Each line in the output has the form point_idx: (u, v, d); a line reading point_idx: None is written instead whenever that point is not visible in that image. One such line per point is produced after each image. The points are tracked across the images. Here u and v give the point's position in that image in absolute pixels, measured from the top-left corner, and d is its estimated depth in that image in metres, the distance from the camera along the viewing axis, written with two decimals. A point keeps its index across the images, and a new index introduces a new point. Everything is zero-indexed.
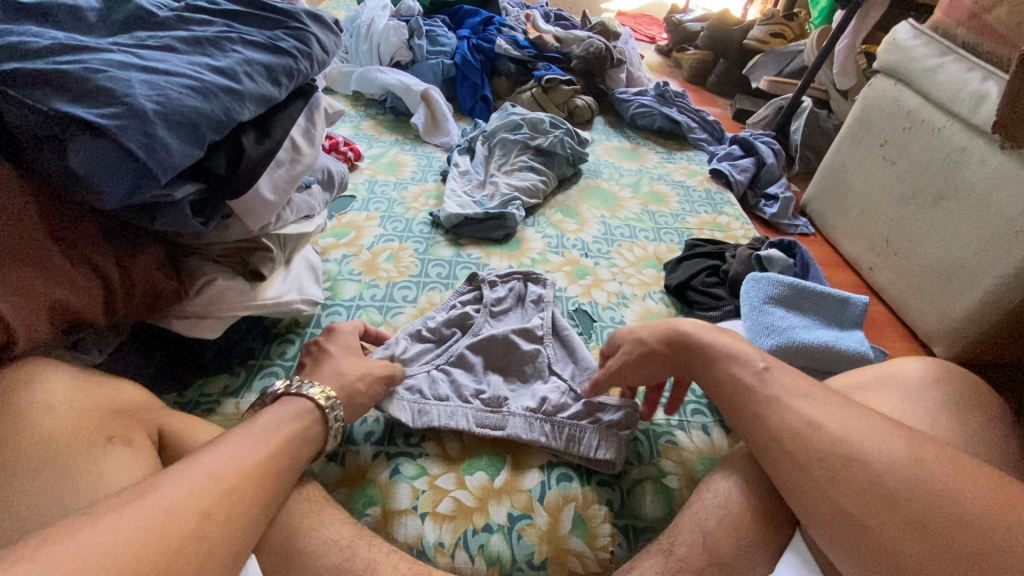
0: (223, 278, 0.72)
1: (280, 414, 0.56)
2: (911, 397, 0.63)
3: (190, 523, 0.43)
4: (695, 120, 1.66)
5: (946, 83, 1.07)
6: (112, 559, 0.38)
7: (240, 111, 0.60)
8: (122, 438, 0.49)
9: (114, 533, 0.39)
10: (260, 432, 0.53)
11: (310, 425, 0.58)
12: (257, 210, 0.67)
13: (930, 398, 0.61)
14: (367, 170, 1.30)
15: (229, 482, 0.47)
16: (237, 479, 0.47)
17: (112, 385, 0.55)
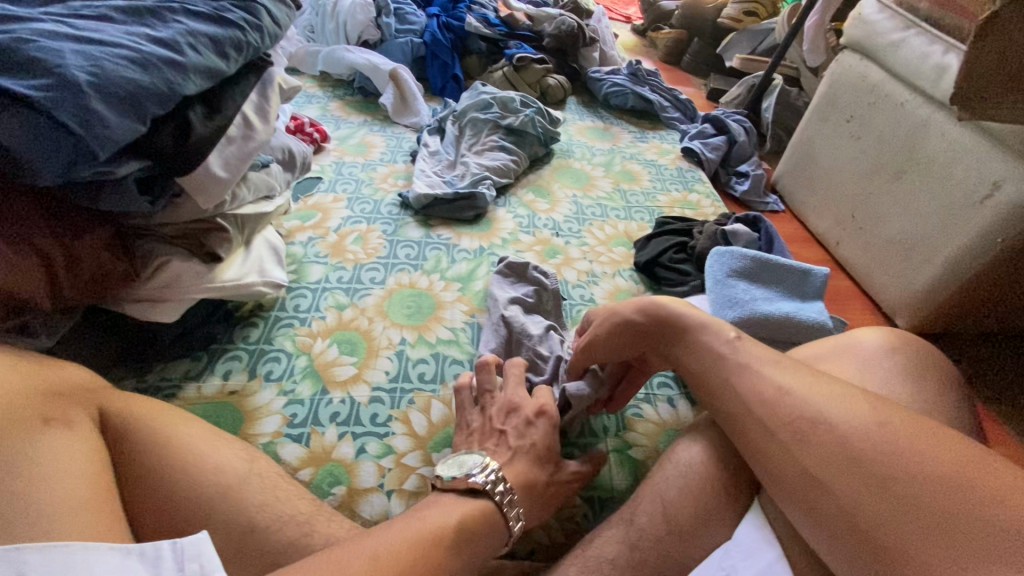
0: (177, 259, 0.70)
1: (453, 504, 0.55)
2: (865, 366, 0.64)
3: None
4: (667, 99, 1.65)
5: (909, 57, 1.08)
6: None
7: (185, 84, 0.57)
8: (61, 420, 0.49)
9: None
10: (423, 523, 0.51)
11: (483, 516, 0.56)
12: (207, 187, 0.65)
13: (883, 367, 0.63)
14: (334, 152, 1.28)
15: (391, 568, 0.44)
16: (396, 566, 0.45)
17: (52, 369, 0.54)
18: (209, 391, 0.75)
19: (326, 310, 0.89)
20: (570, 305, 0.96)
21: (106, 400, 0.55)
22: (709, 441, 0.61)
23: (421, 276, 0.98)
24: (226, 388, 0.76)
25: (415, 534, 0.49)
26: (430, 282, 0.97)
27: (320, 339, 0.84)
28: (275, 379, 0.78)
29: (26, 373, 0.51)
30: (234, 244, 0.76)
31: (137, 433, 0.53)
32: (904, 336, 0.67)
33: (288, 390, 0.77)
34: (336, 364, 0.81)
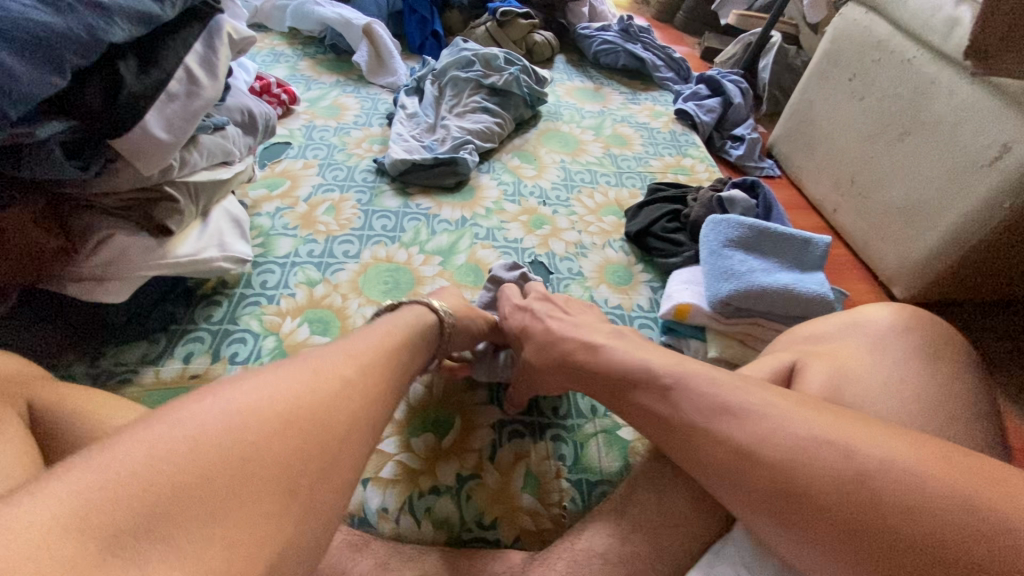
0: (122, 233, 0.63)
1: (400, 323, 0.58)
2: (873, 349, 0.60)
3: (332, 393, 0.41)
4: (660, 58, 1.56)
5: (917, 10, 1.01)
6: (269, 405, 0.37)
7: (111, 30, 0.49)
8: None
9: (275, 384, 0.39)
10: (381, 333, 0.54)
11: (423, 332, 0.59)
12: (149, 153, 0.57)
13: (891, 350, 0.59)
14: (305, 114, 1.19)
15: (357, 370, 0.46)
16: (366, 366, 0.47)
17: None
18: (168, 375, 0.70)
19: (296, 286, 0.83)
20: (558, 279, 0.91)
21: (39, 391, 0.49)
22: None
23: (399, 248, 0.92)
24: (187, 371, 0.70)
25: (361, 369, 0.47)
26: (409, 255, 0.91)
27: (290, 317, 0.79)
28: (241, 361, 0.73)
29: None
30: (187, 216, 0.69)
31: (73, 426, 0.47)
32: (912, 317, 0.64)
33: (255, 372, 0.72)
34: (307, 345, 0.76)
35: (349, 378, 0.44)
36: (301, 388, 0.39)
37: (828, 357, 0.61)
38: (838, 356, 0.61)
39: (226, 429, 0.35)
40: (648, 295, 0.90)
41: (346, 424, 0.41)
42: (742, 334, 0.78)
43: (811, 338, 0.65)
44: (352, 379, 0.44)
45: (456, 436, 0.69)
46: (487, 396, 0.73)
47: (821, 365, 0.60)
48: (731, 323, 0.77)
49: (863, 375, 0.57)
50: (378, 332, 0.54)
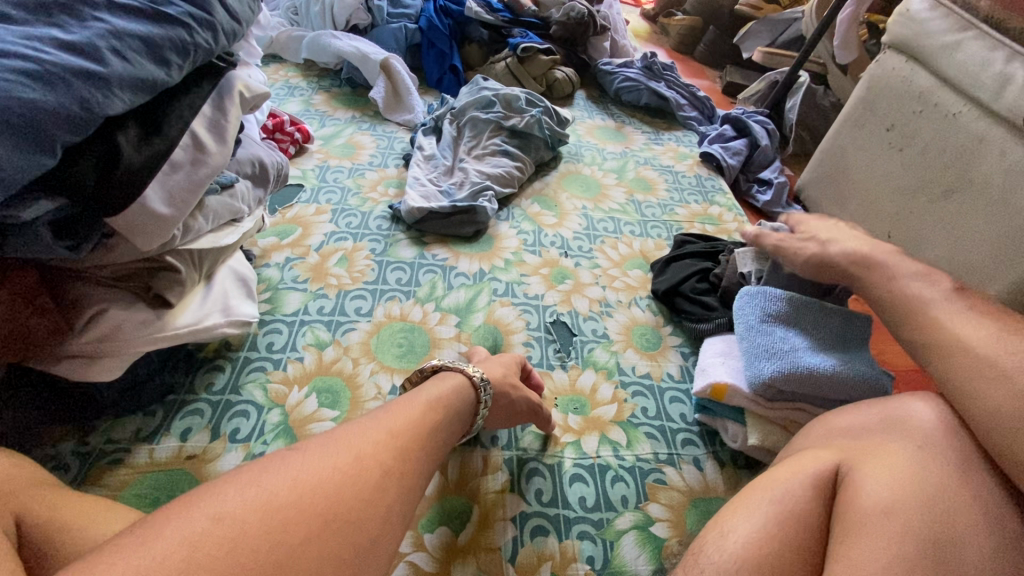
0: (116, 308, 0.58)
1: (439, 388, 0.58)
2: (923, 451, 0.51)
3: (377, 472, 0.44)
4: (684, 96, 1.52)
5: (964, 64, 0.96)
6: (311, 487, 0.41)
7: (110, 102, 0.45)
8: None
9: (324, 463, 0.43)
10: (425, 398, 0.55)
11: (461, 397, 0.59)
12: (147, 229, 0.52)
13: (947, 453, 0.51)
14: (318, 153, 1.15)
15: (404, 437, 0.48)
16: (411, 437, 0.49)
17: None
18: (162, 456, 0.64)
19: (304, 349, 0.78)
20: (581, 342, 0.85)
21: (25, 503, 0.43)
22: (732, 564, 0.47)
23: (414, 306, 0.87)
24: (183, 451, 0.65)
25: (400, 429, 0.49)
26: (424, 313, 0.86)
27: (297, 387, 0.73)
28: (241, 440, 0.67)
29: None
30: (189, 284, 0.64)
31: (55, 543, 0.41)
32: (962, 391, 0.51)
33: (256, 452, 0.66)
34: (313, 419, 0.70)
35: (395, 447, 0.47)
36: (332, 470, 0.42)
37: (879, 457, 0.51)
38: (884, 455, 0.51)
39: (270, 509, 0.39)
40: (679, 363, 0.84)
41: (387, 503, 0.44)
42: (785, 420, 0.71)
43: (848, 432, 0.56)
44: (395, 449, 0.47)
45: (473, 531, 0.62)
46: (507, 481, 0.67)
47: (873, 470, 0.50)
48: (773, 407, 0.70)
49: (913, 482, 0.48)
50: (423, 396, 0.55)
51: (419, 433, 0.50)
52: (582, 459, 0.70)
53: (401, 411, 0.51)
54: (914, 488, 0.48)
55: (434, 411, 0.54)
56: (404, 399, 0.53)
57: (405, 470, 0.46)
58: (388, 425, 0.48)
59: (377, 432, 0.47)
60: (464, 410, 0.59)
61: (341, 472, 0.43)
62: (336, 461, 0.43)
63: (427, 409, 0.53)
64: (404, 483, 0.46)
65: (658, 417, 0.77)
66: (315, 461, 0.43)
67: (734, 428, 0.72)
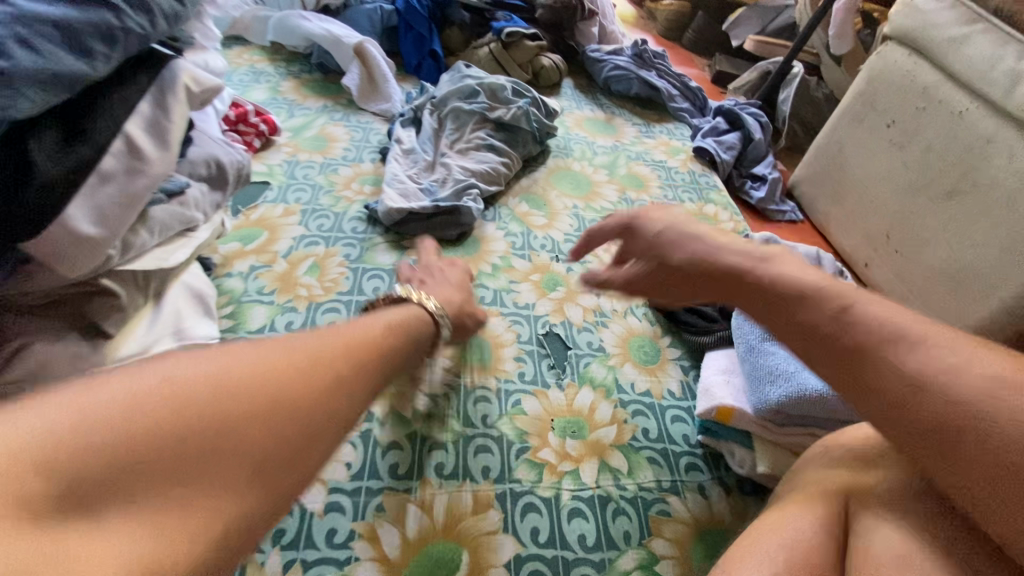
0: (45, 340, 0.49)
1: (402, 315, 0.54)
2: None
3: (319, 379, 0.39)
4: (675, 86, 1.45)
5: (974, 59, 0.92)
6: (241, 382, 0.35)
7: (14, 104, 0.37)
8: None
9: (259, 357, 0.38)
10: (384, 321, 0.51)
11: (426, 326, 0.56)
12: (75, 255, 0.43)
13: None
14: (286, 147, 1.05)
15: (355, 351, 0.43)
16: (364, 353, 0.44)
17: None
18: None
19: None
20: (576, 357, 0.79)
21: None
22: None
23: None
24: None
25: (356, 339, 0.44)
26: None
27: None
28: None
29: None
30: (132, 308, 0.56)
31: None
32: None
33: None
34: None
35: (345, 356, 0.42)
36: (270, 363, 0.38)
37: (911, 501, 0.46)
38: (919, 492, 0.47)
39: (184, 391, 0.33)
40: (679, 379, 0.79)
41: (323, 413, 0.38)
42: (796, 446, 0.66)
43: (857, 457, 0.51)
44: (345, 357, 0.42)
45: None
46: (500, 521, 0.61)
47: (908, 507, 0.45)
48: (784, 433, 0.65)
49: (940, 520, 0.43)
50: (382, 318, 0.51)
51: (375, 349, 0.45)
52: (581, 491, 0.65)
53: (355, 326, 0.47)
54: (941, 526, 0.43)
55: (391, 332, 0.50)
56: (361, 321, 0.49)
57: (349, 383, 0.41)
58: (337, 335, 0.43)
59: (326, 338, 0.43)
60: (425, 332, 0.56)
61: (275, 369, 0.37)
62: (280, 365, 0.38)
63: (390, 332, 0.49)
64: (350, 395, 0.41)
65: (659, 440, 0.71)
66: (249, 354, 0.38)
67: (742, 453, 0.68)
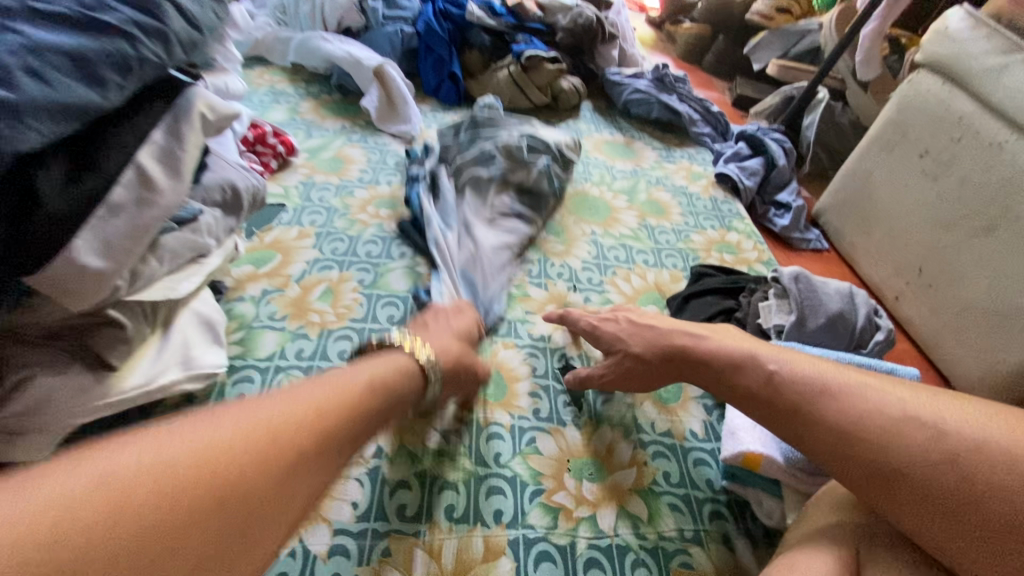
0: (48, 372, 0.48)
1: (380, 368, 0.50)
2: None
3: (274, 454, 0.36)
4: (697, 110, 1.43)
5: (1013, 90, 0.88)
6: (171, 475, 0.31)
7: (23, 135, 0.35)
8: None
9: (206, 433, 0.34)
10: (350, 382, 0.46)
11: (408, 381, 0.52)
12: (81, 289, 0.42)
13: None
14: (303, 168, 1.04)
15: (327, 420, 0.41)
16: (333, 423, 0.41)
17: None
18: None
19: None
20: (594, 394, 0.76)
21: None
22: None
23: None
24: None
25: (331, 398, 0.43)
26: None
27: None
28: None
29: None
30: (140, 338, 0.54)
31: None
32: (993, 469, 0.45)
33: None
34: None
35: (297, 442, 0.38)
36: (223, 435, 0.35)
37: None
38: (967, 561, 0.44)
39: (120, 494, 0.29)
40: (702, 419, 0.75)
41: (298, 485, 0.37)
42: None
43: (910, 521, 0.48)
44: (309, 430, 0.39)
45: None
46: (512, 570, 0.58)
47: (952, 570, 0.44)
48: (816, 483, 0.62)
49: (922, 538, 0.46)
50: (357, 376, 0.47)
51: (342, 421, 0.42)
52: (598, 539, 0.61)
53: (327, 384, 0.44)
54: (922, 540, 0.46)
55: (365, 394, 0.46)
56: (318, 385, 0.44)
57: (309, 460, 0.38)
58: (301, 400, 0.41)
59: (280, 410, 0.39)
60: (401, 398, 0.51)
61: (209, 450, 0.34)
62: (230, 448, 0.34)
63: (375, 383, 0.48)
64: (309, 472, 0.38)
65: (682, 485, 0.68)
66: (197, 429, 0.35)
67: (770, 504, 0.63)
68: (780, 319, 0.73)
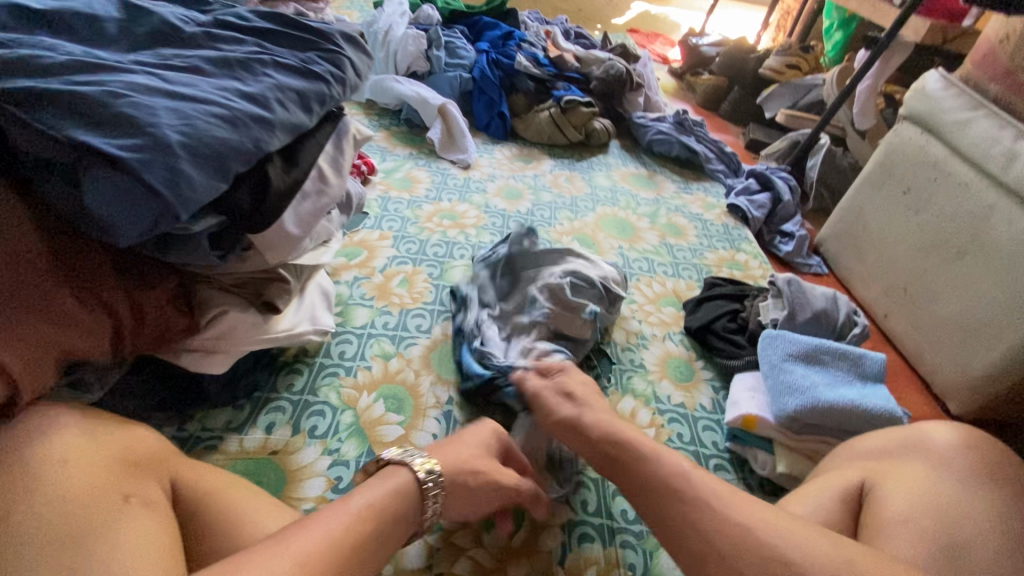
0: (234, 310, 0.67)
1: (373, 491, 0.53)
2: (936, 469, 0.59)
3: None
4: (712, 150, 1.63)
5: (976, 140, 1.06)
6: None
7: (270, 140, 0.54)
8: (138, 497, 0.46)
9: None
10: (349, 512, 0.49)
11: (409, 501, 0.55)
12: (279, 245, 0.62)
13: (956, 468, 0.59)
14: (380, 185, 1.26)
15: (317, 559, 0.44)
16: (323, 557, 0.44)
17: (124, 433, 0.51)
18: (251, 445, 0.72)
19: (372, 359, 0.86)
20: (621, 371, 0.92)
21: (177, 469, 0.52)
22: None
23: None
24: (268, 443, 0.72)
25: (334, 540, 0.46)
26: None
27: (366, 392, 0.81)
28: (319, 436, 0.75)
29: (108, 440, 0.49)
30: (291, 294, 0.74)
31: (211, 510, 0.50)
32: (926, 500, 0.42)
33: (333, 449, 0.74)
34: (382, 423, 0.78)
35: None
36: None
37: (902, 477, 0.58)
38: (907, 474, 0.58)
39: None
40: (711, 396, 0.91)
41: None
42: (811, 451, 0.77)
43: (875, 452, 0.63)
44: (305, 570, 0.42)
45: (527, 534, 0.69)
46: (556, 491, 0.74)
47: (893, 483, 0.58)
48: (800, 439, 0.77)
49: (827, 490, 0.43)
50: (354, 506, 0.50)
51: (342, 556, 0.45)
52: None
53: (338, 521, 0.48)
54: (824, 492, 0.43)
55: (363, 523, 0.49)
56: (320, 519, 0.48)
57: None
58: (297, 546, 0.44)
59: (279, 561, 0.42)
60: (399, 520, 0.54)
61: None
62: None
63: (371, 509, 0.51)
64: None
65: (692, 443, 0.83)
66: None
67: (764, 457, 0.78)
68: (776, 313, 0.93)
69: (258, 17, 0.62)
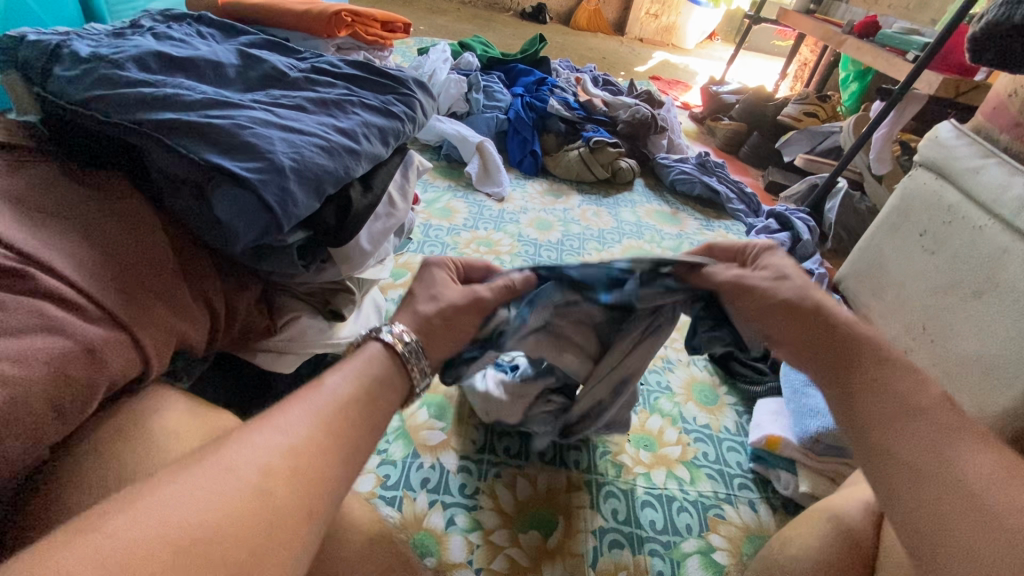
0: (306, 315, 0.74)
1: (354, 366, 0.51)
2: None
3: (275, 478, 0.38)
4: (733, 190, 1.72)
5: (988, 185, 1.12)
6: (197, 517, 0.34)
7: (357, 167, 0.64)
8: None
9: (208, 491, 0.36)
10: (329, 392, 0.47)
11: (393, 373, 0.52)
12: (353, 259, 0.71)
13: None
14: (422, 213, 1.36)
15: (308, 438, 0.42)
16: (314, 435, 0.42)
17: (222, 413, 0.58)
18: None
19: None
20: (648, 391, 0.98)
21: None
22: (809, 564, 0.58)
23: None
24: None
25: (323, 414, 0.44)
26: None
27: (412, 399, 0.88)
28: None
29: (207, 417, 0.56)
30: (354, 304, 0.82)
31: None
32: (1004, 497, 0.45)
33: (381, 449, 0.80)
34: (425, 427, 0.84)
35: (294, 458, 0.40)
36: (225, 490, 0.36)
37: None
38: None
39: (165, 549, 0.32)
40: (734, 419, 0.95)
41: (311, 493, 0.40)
42: (833, 472, 0.80)
43: None
44: (296, 453, 0.41)
45: (561, 536, 0.73)
46: (587, 499, 0.78)
47: None
48: (822, 460, 0.80)
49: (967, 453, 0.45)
50: (334, 385, 0.48)
51: (339, 431, 0.44)
52: (652, 489, 0.81)
53: (320, 402, 0.46)
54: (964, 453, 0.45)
55: (346, 401, 0.47)
56: (302, 398, 0.46)
57: (309, 470, 0.40)
58: (282, 429, 0.42)
59: (268, 444, 0.40)
60: (391, 393, 0.52)
61: (227, 496, 0.36)
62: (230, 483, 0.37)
63: (358, 387, 0.49)
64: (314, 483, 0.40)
65: (717, 462, 0.87)
66: (193, 489, 0.36)
67: (786, 477, 0.83)
68: None
69: (347, 65, 0.73)
